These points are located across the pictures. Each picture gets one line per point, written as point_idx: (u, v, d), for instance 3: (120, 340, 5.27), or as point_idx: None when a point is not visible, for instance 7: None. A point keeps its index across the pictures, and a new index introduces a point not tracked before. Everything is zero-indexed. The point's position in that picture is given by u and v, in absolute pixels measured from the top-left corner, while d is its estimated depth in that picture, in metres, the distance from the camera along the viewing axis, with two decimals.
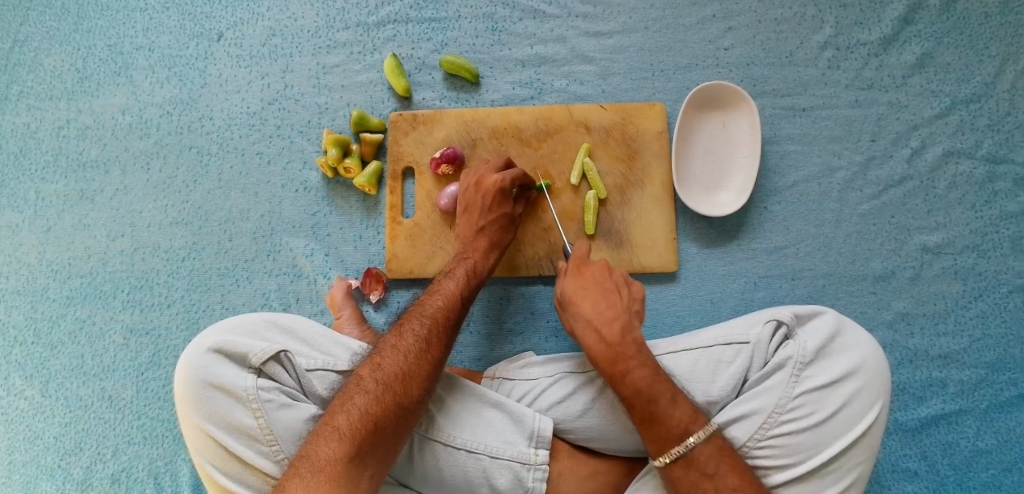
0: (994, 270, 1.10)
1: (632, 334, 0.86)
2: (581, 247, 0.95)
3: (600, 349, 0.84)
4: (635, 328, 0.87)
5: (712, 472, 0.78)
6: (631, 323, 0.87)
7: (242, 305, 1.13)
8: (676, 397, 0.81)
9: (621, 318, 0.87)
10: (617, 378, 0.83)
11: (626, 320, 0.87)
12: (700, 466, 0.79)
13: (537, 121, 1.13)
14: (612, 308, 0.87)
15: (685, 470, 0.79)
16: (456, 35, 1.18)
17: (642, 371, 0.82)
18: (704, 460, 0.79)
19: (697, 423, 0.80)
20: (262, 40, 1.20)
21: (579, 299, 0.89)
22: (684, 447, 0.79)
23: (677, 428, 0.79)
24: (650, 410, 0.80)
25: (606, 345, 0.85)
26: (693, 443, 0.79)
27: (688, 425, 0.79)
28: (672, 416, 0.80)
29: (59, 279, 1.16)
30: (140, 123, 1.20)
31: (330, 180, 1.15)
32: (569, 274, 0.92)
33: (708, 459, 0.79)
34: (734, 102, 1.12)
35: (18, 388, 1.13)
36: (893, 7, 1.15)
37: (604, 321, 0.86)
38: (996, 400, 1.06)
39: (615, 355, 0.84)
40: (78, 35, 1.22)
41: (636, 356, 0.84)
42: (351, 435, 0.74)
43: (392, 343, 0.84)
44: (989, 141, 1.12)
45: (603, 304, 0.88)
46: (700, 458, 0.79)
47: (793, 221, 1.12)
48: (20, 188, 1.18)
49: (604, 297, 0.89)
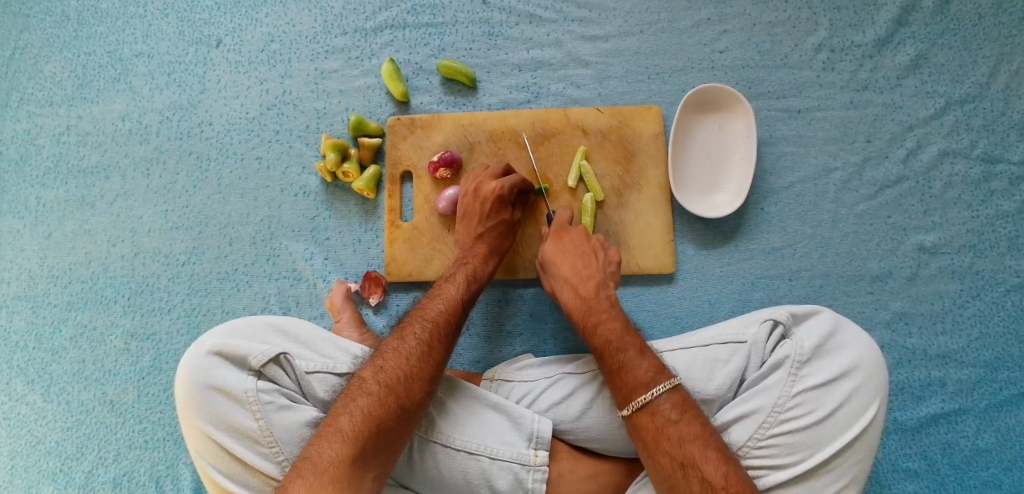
0: (991, 269, 1.10)
1: (606, 292, 0.96)
2: (563, 215, 1.04)
3: (576, 303, 0.95)
4: (609, 288, 0.97)
5: (676, 419, 0.79)
6: (605, 283, 0.97)
7: (242, 309, 1.14)
8: (644, 351, 0.87)
9: (595, 277, 0.96)
10: (589, 328, 0.91)
11: (600, 279, 0.96)
12: (664, 413, 0.80)
13: (534, 124, 1.13)
14: (587, 268, 0.98)
15: (651, 418, 0.81)
16: (453, 39, 1.19)
17: (613, 322, 0.91)
18: (668, 407, 0.80)
19: (663, 374, 0.83)
20: (260, 46, 1.20)
21: (559, 261, 0.99)
22: (651, 394, 0.81)
23: (643, 376, 0.83)
24: (619, 360, 0.86)
25: (581, 299, 0.95)
26: (658, 392, 0.81)
27: (655, 375, 0.83)
28: (640, 366, 0.84)
29: (59, 284, 1.16)
30: (139, 129, 1.20)
31: (329, 184, 1.16)
32: (549, 239, 1.01)
33: (672, 407, 0.80)
34: (730, 104, 1.13)
35: (20, 393, 1.13)
36: (886, 8, 1.16)
37: (579, 280, 0.96)
38: (994, 399, 1.07)
39: (588, 308, 0.94)
40: (78, 43, 1.23)
41: (608, 310, 0.93)
42: (354, 437, 0.74)
43: (394, 346, 0.85)
44: (984, 141, 1.13)
45: (580, 265, 0.98)
46: (664, 406, 0.81)
47: (789, 222, 1.12)
48: (21, 194, 1.19)
49: (581, 257, 0.99)
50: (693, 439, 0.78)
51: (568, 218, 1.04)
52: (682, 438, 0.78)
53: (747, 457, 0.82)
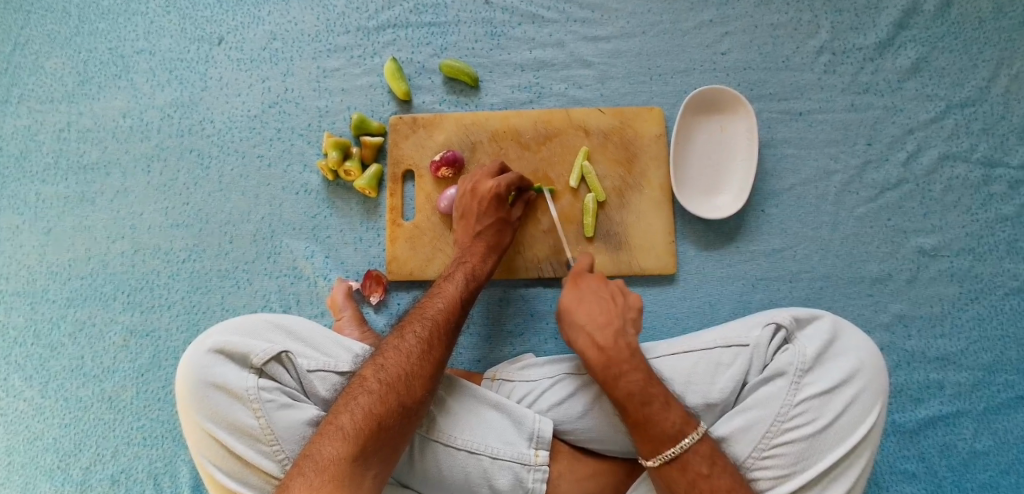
0: (990, 273, 1.11)
1: (626, 339, 0.88)
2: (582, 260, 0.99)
3: (593, 354, 0.87)
4: (629, 334, 0.89)
5: (706, 472, 0.79)
6: (624, 329, 0.89)
7: (243, 307, 1.14)
8: (670, 402, 0.83)
9: (614, 324, 0.89)
10: (609, 382, 0.85)
11: (618, 325, 0.89)
12: (695, 466, 0.80)
13: (536, 124, 1.14)
14: (605, 313, 0.90)
15: (681, 472, 0.80)
16: (455, 39, 1.19)
17: (636, 375, 0.84)
18: (699, 460, 0.80)
19: (690, 425, 0.81)
20: (262, 43, 1.20)
21: (575, 306, 0.92)
22: (679, 448, 0.80)
23: (671, 429, 0.81)
24: (644, 413, 0.82)
25: (599, 349, 0.87)
26: (687, 444, 0.80)
27: (682, 426, 0.81)
28: (666, 419, 0.81)
29: (59, 281, 1.16)
30: (140, 126, 1.20)
31: (330, 183, 1.16)
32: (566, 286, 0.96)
33: (701, 460, 0.80)
34: (732, 106, 1.13)
35: (18, 390, 1.13)
36: (888, 12, 1.16)
37: (596, 327, 0.89)
38: (992, 402, 1.07)
39: (607, 361, 0.86)
40: (79, 39, 1.23)
41: (629, 361, 0.86)
42: (355, 435, 0.74)
43: (394, 344, 0.85)
44: (984, 144, 1.13)
45: (597, 310, 0.91)
46: (694, 459, 0.80)
47: (790, 224, 1.13)
48: (21, 190, 1.19)
49: (599, 303, 0.92)
50: (725, 492, 0.78)
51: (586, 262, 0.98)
52: (714, 492, 0.78)
53: (752, 468, 0.82)
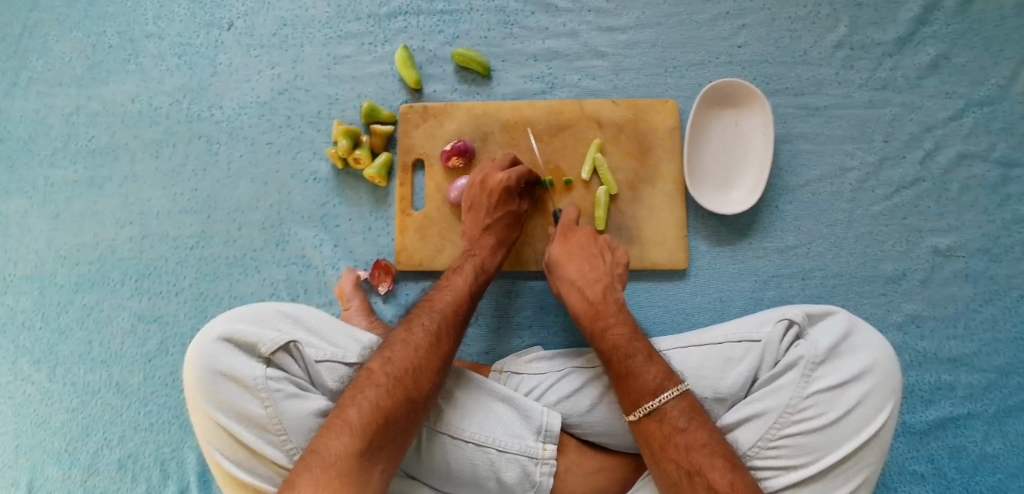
0: (1006, 274, 1.09)
1: (614, 295, 0.95)
2: (570, 215, 1.04)
3: (583, 307, 0.94)
4: (617, 291, 0.96)
5: (684, 427, 0.78)
6: (612, 286, 0.96)
7: (250, 294, 1.13)
8: (652, 357, 0.85)
9: (603, 280, 0.95)
10: (596, 332, 0.90)
11: (607, 281, 0.95)
12: (672, 421, 0.79)
13: (549, 115, 1.12)
14: (595, 270, 0.97)
15: (659, 425, 0.79)
16: (468, 27, 1.18)
17: (620, 327, 0.90)
18: (677, 415, 0.79)
19: (671, 380, 0.82)
20: (273, 29, 1.19)
21: (566, 262, 0.98)
22: (658, 401, 0.80)
23: (652, 384, 0.82)
24: (627, 365, 0.85)
25: (588, 302, 0.94)
26: (666, 399, 0.80)
27: (662, 381, 0.82)
28: (647, 374, 0.83)
29: (67, 265, 1.16)
30: (150, 110, 1.19)
31: (340, 171, 1.15)
32: (556, 240, 1.01)
33: (679, 415, 0.79)
34: (747, 100, 1.11)
35: (25, 373, 1.13)
36: (908, 7, 1.15)
37: (586, 282, 0.95)
38: (1004, 405, 1.06)
39: (596, 313, 0.93)
40: (90, 22, 1.22)
41: (616, 314, 0.92)
42: (362, 429, 0.74)
43: (402, 337, 0.84)
44: (1002, 144, 1.11)
45: (587, 267, 0.97)
46: (672, 413, 0.79)
47: (804, 220, 1.11)
48: (30, 173, 1.18)
49: (588, 260, 0.98)
50: (699, 447, 0.76)
51: (574, 217, 1.04)
52: (688, 446, 0.76)
53: (756, 457, 0.81)
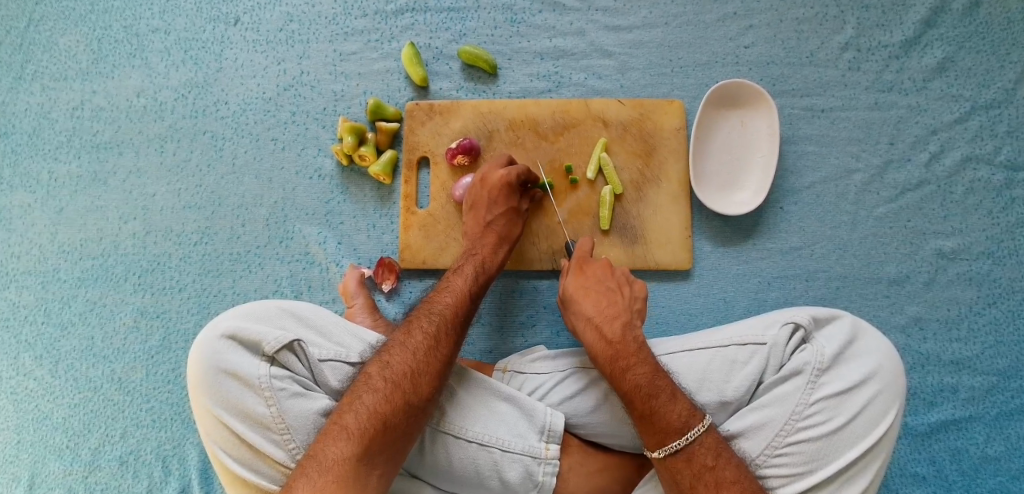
0: (1009, 278, 1.09)
1: (633, 333, 0.91)
2: (586, 244, 1.02)
3: (601, 347, 0.89)
4: (636, 329, 0.92)
5: (712, 464, 0.78)
6: (632, 323, 0.92)
7: (254, 291, 1.13)
8: (676, 395, 0.82)
9: (622, 317, 0.92)
10: (616, 374, 0.85)
11: (626, 319, 0.92)
12: (700, 459, 0.78)
13: (554, 114, 1.12)
14: (612, 307, 0.94)
15: (686, 464, 0.79)
16: (474, 25, 1.17)
17: (642, 367, 0.85)
18: (705, 452, 0.79)
19: (696, 418, 0.81)
20: (278, 25, 1.19)
21: (582, 297, 0.95)
22: (684, 440, 0.79)
23: (677, 421, 0.80)
24: (650, 406, 0.82)
25: (606, 342, 0.89)
26: (693, 436, 0.79)
27: (687, 419, 0.80)
28: (672, 411, 0.81)
29: (71, 259, 1.16)
30: (154, 106, 1.19)
31: (345, 168, 1.15)
32: (570, 273, 0.99)
33: (707, 452, 0.79)
34: (753, 102, 1.11)
35: (28, 368, 1.13)
36: (915, 9, 1.14)
37: (604, 319, 0.92)
38: (1006, 408, 1.06)
39: (615, 353, 0.88)
40: (94, 16, 1.21)
41: (636, 354, 0.87)
42: (359, 434, 0.74)
43: (400, 340, 0.84)
44: (1008, 147, 1.11)
45: (604, 303, 0.94)
46: (700, 450, 0.79)
47: (808, 222, 1.11)
48: (33, 168, 1.18)
49: (606, 295, 0.95)
50: (729, 484, 0.76)
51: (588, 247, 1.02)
52: (719, 483, 0.76)
53: (764, 465, 0.81)
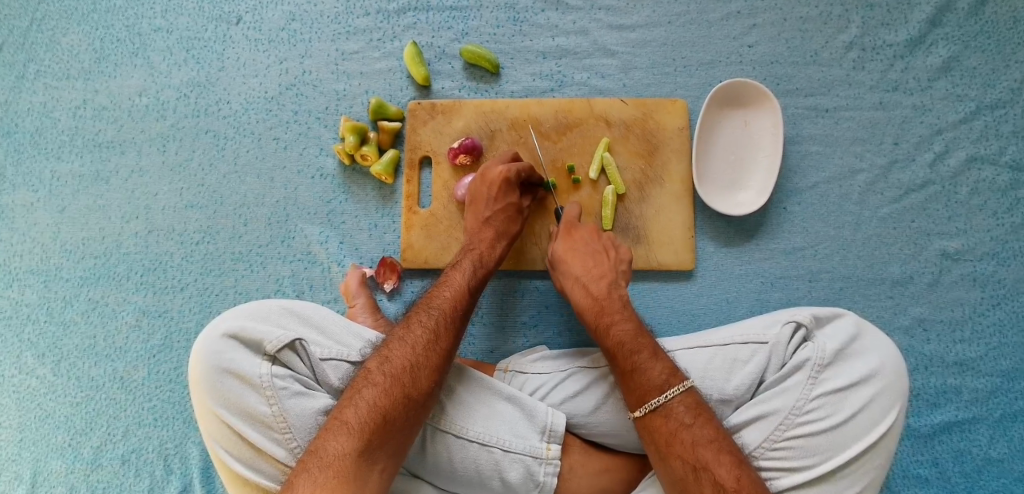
0: (1014, 279, 1.08)
1: (617, 292, 0.95)
2: (572, 211, 1.03)
3: (587, 303, 0.94)
4: (621, 289, 0.96)
5: (689, 422, 0.78)
6: (616, 282, 0.96)
7: (255, 290, 1.13)
8: (657, 353, 0.85)
9: (607, 277, 0.96)
10: (601, 328, 0.90)
11: (611, 278, 0.96)
12: (678, 417, 0.79)
13: (557, 114, 1.12)
14: (599, 267, 0.97)
15: (664, 421, 0.79)
16: (477, 24, 1.17)
17: (625, 323, 0.89)
18: (682, 410, 0.79)
19: (675, 377, 0.82)
20: (281, 24, 1.19)
21: (570, 259, 0.98)
22: (663, 397, 0.80)
23: (656, 379, 0.82)
24: (633, 361, 0.84)
25: (592, 298, 0.94)
26: (670, 395, 0.80)
27: (667, 377, 0.82)
28: (653, 369, 0.83)
29: (73, 258, 1.16)
30: (156, 105, 1.19)
31: (346, 167, 1.15)
32: (560, 237, 1.01)
33: (685, 411, 0.79)
34: (757, 101, 1.11)
35: (31, 367, 1.13)
36: (920, 8, 1.13)
37: (590, 278, 0.96)
38: (1010, 410, 1.05)
39: (600, 308, 0.92)
40: (96, 15, 1.21)
41: (620, 311, 0.92)
42: (360, 429, 0.74)
43: (400, 334, 0.84)
44: (1013, 147, 1.10)
45: (591, 263, 0.97)
46: (677, 409, 0.79)
47: (812, 222, 1.11)
48: (35, 167, 1.18)
49: (592, 256, 0.98)
50: (706, 442, 0.76)
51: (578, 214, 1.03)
52: (695, 442, 0.76)
53: (761, 458, 0.81)
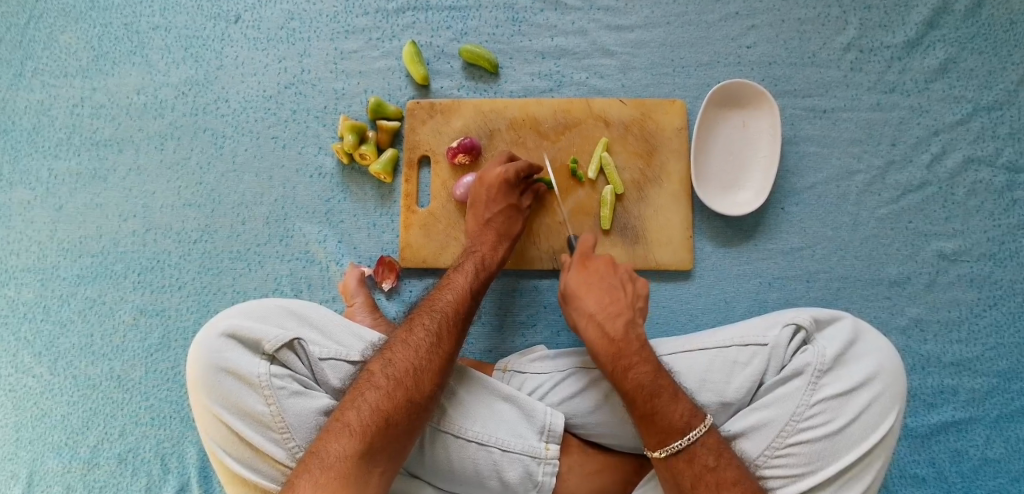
0: (1010, 279, 1.09)
1: (635, 331, 0.90)
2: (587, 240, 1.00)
3: (602, 344, 0.88)
4: (639, 326, 0.91)
5: (713, 465, 0.78)
6: (634, 321, 0.91)
7: (254, 289, 1.13)
8: (678, 394, 0.83)
9: (624, 315, 0.91)
10: (619, 372, 0.85)
11: (629, 316, 0.91)
12: (702, 459, 0.79)
13: (556, 113, 1.12)
14: (615, 303, 0.92)
15: (687, 464, 0.79)
16: (476, 24, 1.17)
17: (644, 367, 0.85)
18: (705, 453, 0.79)
19: (697, 418, 0.81)
20: (280, 23, 1.18)
21: (584, 293, 0.93)
22: (686, 440, 0.79)
23: (679, 421, 0.80)
24: (652, 405, 0.81)
25: (608, 339, 0.88)
26: (694, 436, 0.79)
27: (689, 418, 0.80)
28: (674, 411, 0.81)
29: (70, 257, 1.15)
30: (154, 103, 1.19)
31: (345, 166, 1.15)
32: (573, 269, 0.97)
33: (708, 452, 0.79)
34: (755, 102, 1.11)
35: (27, 365, 1.13)
36: (917, 10, 1.14)
37: (606, 316, 0.90)
38: (1006, 410, 1.06)
39: (617, 350, 0.87)
40: (95, 13, 1.21)
41: (639, 352, 0.86)
42: (362, 431, 0.73)
43: (402, 337, 0.84)
44: (1010, 149, 1.11)
45: (606, 299, 0.92)
46: (700, 451, 0.79)
47: (809, 223, 1.11)
48: (33, 164, 1.18)
49: (608, 292, 0.93)
50: (730, 485, 0.76)
51: (591, 243, 1.00)
52: (719, 484, 0.76)
53: (763, 466, 0.81)
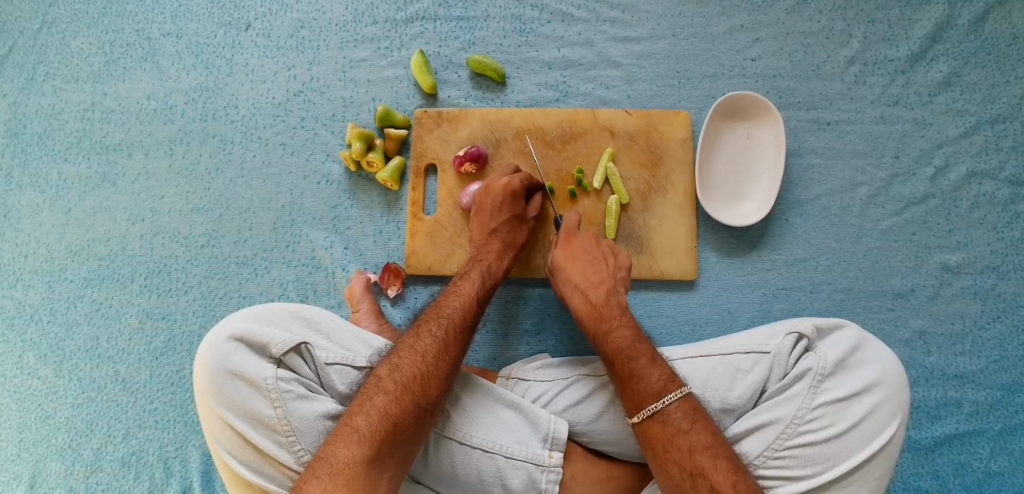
0: (1014, 292, 1.09)
1: (616, 298, 0.96)
2: (571, 219, 1.04)
3: (586, 309, 0.95)
4: (620, 294, 0.97)
5: (687, 428, 0.79)
6: (615, 289, 0.97)
7: (260, 294, 1.13)
8: (656, 360, 0.86)
9: (606, 283, 0.97)
10: (599, 335, 0.91)
11: (610, 284, 0.97)
12: (675, 423, 0.80)
13: (562, 123, 1.13)
14: (597, 274, 0.98)
15: (662, 427, 0.80)
16: (483, 34, 1.18)
17: (623, 330, 0.90)
18: (679, 417, 0.80)
19: (674, 383, 0.83)
20: (290, 31, 1.20)
21: (568, 266, 0.99)
22: (661, 402, 0.81)
23: (655, 385, 0.83)
24: (630, 368, 0.85)
25: (591, 305, 0.95)
26: (670, 400, 0.81)
27: (666, 383, 0.83)
28: (651, 374, 0.84)
29: (77, 260, 1.16)
30: (164, 109, 1.20)
31: (353, 174, 1.16)
32: (559, 245, 1.01)
33: (682, 417, 0.80)
34: (759, 113, 1.12)
35: (33, 367, 1.13)
36: (921, 24, 1.15)
37: (589, 285, 0.97)
38: (1010, 423, 1.06)
39: (598, 315, 0.93)
40: (107, 19, 1.23)
41: (619, 317, 0.93)
42: (370, 437, 0.74)
43: (410, 343, 0.84)
44: (1013, 162, 1.11)
45: (589, 270, 0.98)
46: (675, 415, 0.80)
47: (813, 234, 1.12)
48: (43, 167, 1.19)
49: (591, 263, 0.99)
50: (703, 449, 0.77)
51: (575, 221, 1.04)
52: (692, 448, 0.77)
53: (762, 467, 0.81)
